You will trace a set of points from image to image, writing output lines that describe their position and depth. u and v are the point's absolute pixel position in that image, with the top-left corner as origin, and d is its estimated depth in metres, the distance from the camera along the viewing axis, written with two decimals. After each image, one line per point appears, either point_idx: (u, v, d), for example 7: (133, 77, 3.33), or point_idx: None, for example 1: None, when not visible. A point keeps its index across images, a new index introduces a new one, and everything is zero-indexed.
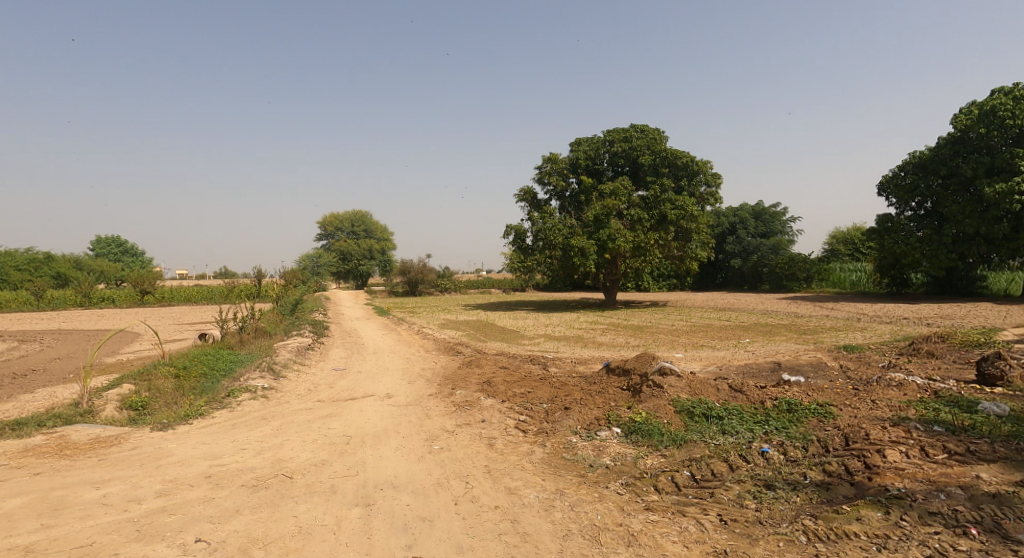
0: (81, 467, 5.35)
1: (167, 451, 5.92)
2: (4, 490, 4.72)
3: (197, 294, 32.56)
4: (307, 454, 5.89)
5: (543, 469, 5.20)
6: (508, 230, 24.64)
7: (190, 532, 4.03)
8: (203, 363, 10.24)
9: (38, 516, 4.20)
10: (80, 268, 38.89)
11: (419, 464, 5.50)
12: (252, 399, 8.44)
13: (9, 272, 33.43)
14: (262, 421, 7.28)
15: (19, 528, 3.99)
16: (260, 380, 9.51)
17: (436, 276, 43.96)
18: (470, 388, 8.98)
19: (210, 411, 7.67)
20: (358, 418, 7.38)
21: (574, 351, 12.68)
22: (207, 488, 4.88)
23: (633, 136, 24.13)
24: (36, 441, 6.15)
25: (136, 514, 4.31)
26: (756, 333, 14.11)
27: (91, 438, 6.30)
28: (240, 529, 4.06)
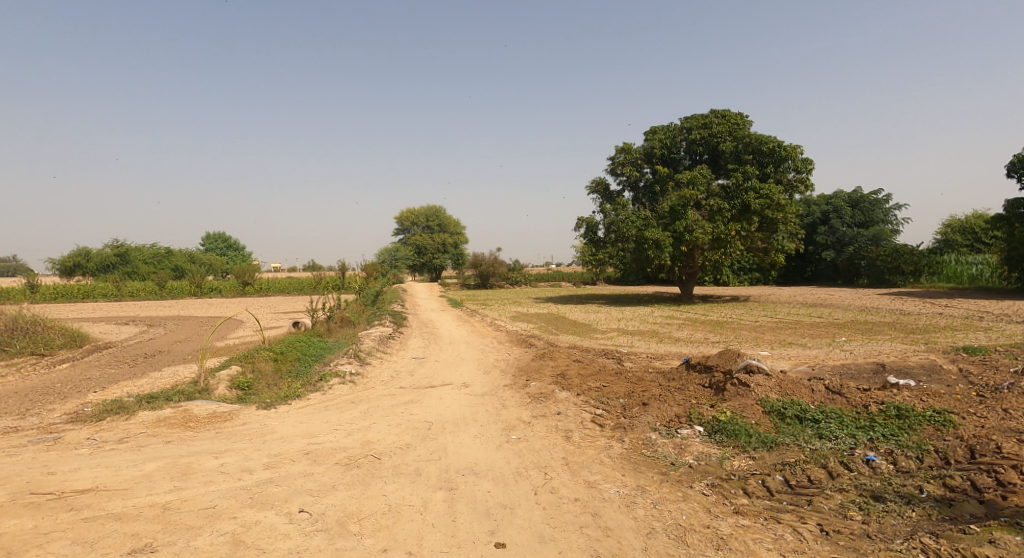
0: (202, 438, 6.03)
1: (271, 428, 6.50)
2: (142, 455, 5.40)
3: (291, 285, 35.30)
4: (393, 437, 6.21)
5: (622, 464, 5.12)
6: (579, 223, 24.35)
7: (294, 502, 4.40)
8: (298, 348, 11.13)
9: (170, 479, 4.79)
10: (193, 262, 43.43)
11: (497, 452, 5.62)
12: (341, 383, 9.04)
13: (138, 265, 38.16)
14: (351, 404, 7.78)
15: (156, 488, 4.57)
16: (348, 366, 10.17)
17: (507, 269, 44.62)
18: (544, 380, 9.03)
19: (305, 393, 8.33)
20: (437, 405, 7.66)
21: (649, 346, 12.32)
22: (307, 464, 5.30)
23: (713, 122, 22.94)
24: (166, 413, 7.01)
25: (249, 483, 4.77)
26: (854, 331, 12.99)
27: (208, 413, 7.05)
28: (336, 504, 4.38)
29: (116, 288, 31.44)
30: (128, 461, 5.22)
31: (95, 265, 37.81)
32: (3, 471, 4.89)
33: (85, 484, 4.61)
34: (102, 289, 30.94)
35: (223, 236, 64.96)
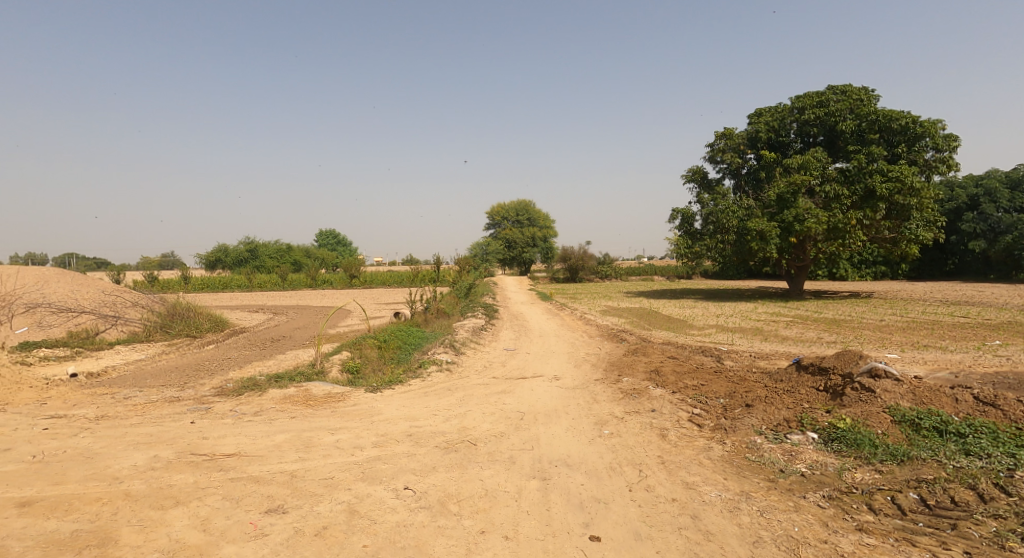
0: (320, 415, 6.70)
1: (377, 409, 7.04)
2: (273, 427, 6.12)
3: (392, 278, 37.71)
4: (487, 425, 6.43)
5: (724, 467, 4.86)
6: (674, 214, 23.31)
7: (400, 479, 4.74)
8: (399, 337, 11.91)
9: (295, 450, 5.38)
10: (309, 256, 47.95)
11: (590, 446, 5.60)
12: (438, 371, 9.55)
13: (265, 260, 43.03)
14: (448, 391, 8.18)
15: (285, 457, 5.17)
16: (445, 355, 10.70)
17: (596, 263, 43.98)
18: (637, 376, 8.80)
19: (406, 378, 8.91)
20: (529, 396, 7.79)
21: (753, 344, 11.48)
22: (410, 445, 5.67)
23: (831, 99, 20.72)
24: (290, 391, 7.88)
25: (360, 459, 5.22)
26: (1011, 334, 11.07)
27: (324, 393, 7.80)
28: (437, 484, 4.64)
29: (248, 280, 35.77)
30: (262, 431, 5.95)
31: (232, 259, 43.19)
32: (169, 434, 5.80)
33: (230, 449, 5.33)
34: (237, 281, 35.33)
35: (334, 233, 71.09)
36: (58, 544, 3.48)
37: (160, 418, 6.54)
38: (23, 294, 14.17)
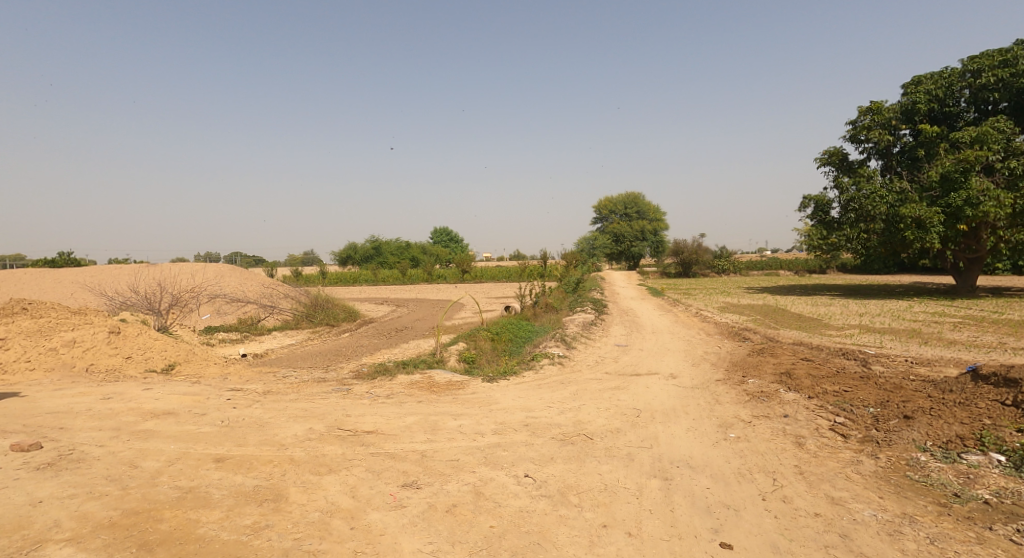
0: (443, 401, 7.15)
1: (494, 398, 7.34)
2: (403, 409, 6.68)
3: (501, 273, 38.89)
4: (603, 420, 6.38)
5: (879, 485, 4.31)
6: (806, 201, 21.02)
7: (520, 467, 4.89)
8: (512, 330, 12.26)
9: (424, 432, 5.81)
10: (425, 253, 51.14)
11: (715, 449, 5.30)
12: (551, 364, 9.68)
13: (387, 257, 46.81)
14: (561, 384, 8.25)
15: (415, 437, 5.60)
16: (556, 348, 10.80)
17: (712, 257, 41.26)
18: (765, 378, 8.12)
19: (520, 370, 9.16)
20: (644, 394, 7.57)
21: (909, 348, 9.97)
22: (528, 435, 5.82)
23: (1018, 57, 17.17)
24: (416, 378, 8.52)
25: (482, 444, 5.48)
26: None
27: (446, 381, 8.32)
28: (557, 474, 4.72)
29: (374, 275, 39.20)
30: (394, 413, 6.52)
31: (360, 256, 47.60)
32: (319, 410, 6.60)
33: (369, 427, 5.91)
34: (365, 276, 38.94)
35: (447, 230, 75.07)
36: (244, 495, 4.15)
37: (311, 395, 7.47)
38: (205, 286, 17.02)
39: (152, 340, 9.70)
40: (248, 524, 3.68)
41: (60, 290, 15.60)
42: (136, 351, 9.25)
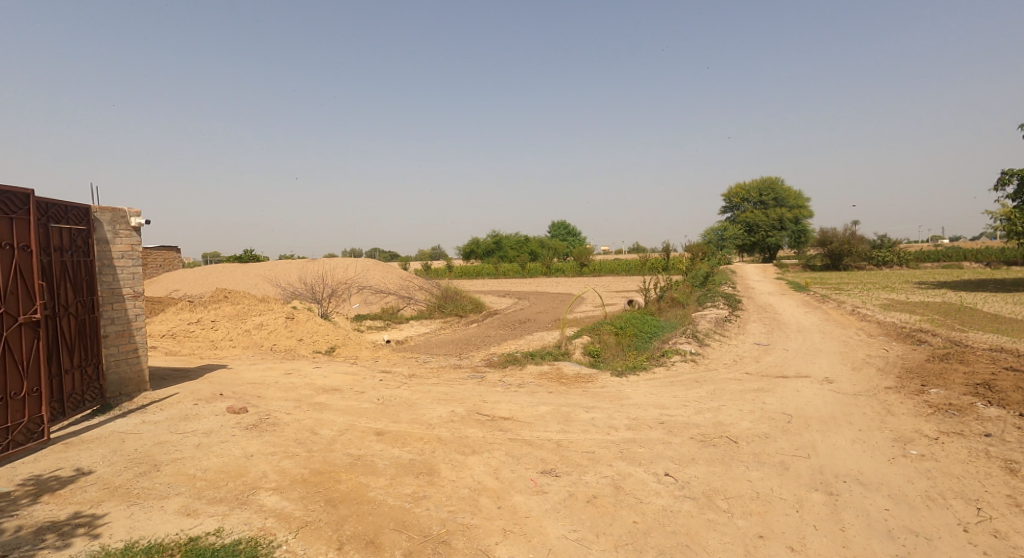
0: (574, 393, 7.20)
1: (625, 393, 7.20)
2: (535, 399, 6.86)
3: (620, 266, 37.92)
4: (747, 423, 5.92)
5: None
6: (1005, 178, 17.31)
7: (660, 465, 4.74)
8: (638, 324, 11.92)
9: (557, 422, 5.90)
10: (543, 246, 51.73)
11: (891, 466, 4.62)
12: (683, 361, 9.22)
13: (507, 251, 48.32)
14: (696, 383, 7.82)
15: (550, 427, 5.72)
16: (688, 345, 10.26)
17: (869, 247, 35.95)
18: (953, 389, 6.88)
19: (651, 366, 8.87)
20: (795, 398, 6.86)
21: None
22: (664, 432, 5.62)
23: None
24: (545, 369, 8.70)
25: (617, 438, 5.41)
26: None
27: (574, 373, 8.37)
28: (700, 476, 4.49)
29: (495, 269, 40.77)
30: (527, 402, 6.72)
31: (482, 250, 49.70)
32: (458, 394, 7.06)
33: (505, 413, 6.18)
34: (487, 269, 40.65)
35: (564, 224, 75.17)
36: (402, 467, 4.60)
37: (450, 381, 8.03)
38: (354, 279, 19.13)
39: (317, 325, 11.18)
40: (409, 493, 4.08)
41: (246, 281, 18.68)
42: (305, 334, 10.74)
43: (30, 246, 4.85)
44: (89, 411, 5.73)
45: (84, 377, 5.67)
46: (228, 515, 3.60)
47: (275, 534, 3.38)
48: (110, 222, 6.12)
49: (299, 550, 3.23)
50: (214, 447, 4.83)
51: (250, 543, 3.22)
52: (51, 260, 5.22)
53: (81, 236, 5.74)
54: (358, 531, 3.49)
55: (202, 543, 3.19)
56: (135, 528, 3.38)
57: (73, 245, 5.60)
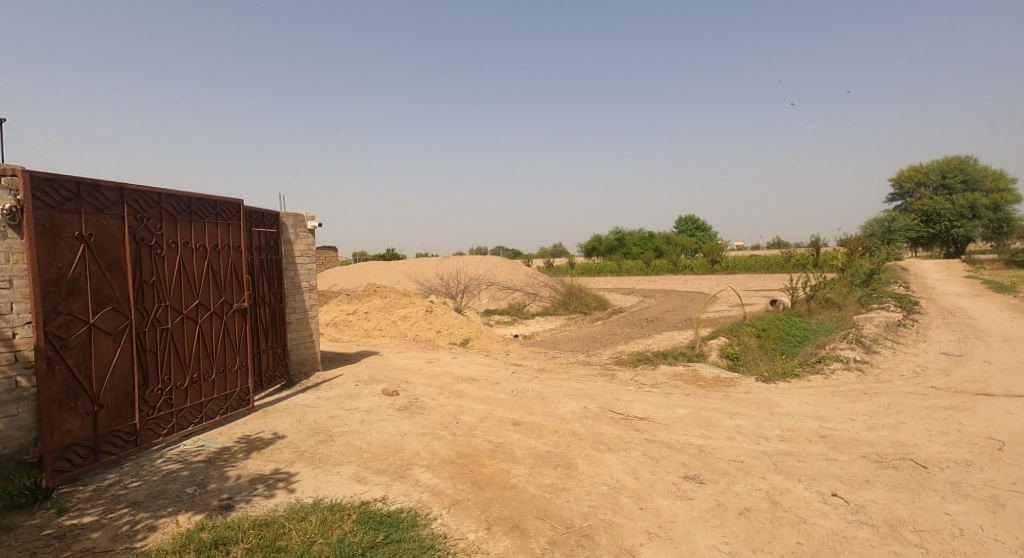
0: (714, 397, 6.72)
1: (776, 401, 6.53)
2: (672, 400, 6.55)
3: (758, 263, 34.57)
4: (939, 446, 4.98)
5: None
6: None
7: (825, 483, 4.21)
8: (785, 326, 10.73)
9: (698, 426, 5.56)
10: (670, 242, 49.19)
11: None
12: (845, 369, 8.08)
13: (630, 247, 46.86)
14: (863, 394, 6.81)
15: (690, 431, 5.41)
16: (850, 351, 8.97)
17: None
18: None
19: (804, 373, 7.92)
20: (1005, 422, 5.62)
21: None
22: (828, 448, 4.98)
23: None
24: (680, 370, 8.26)
25: (769, 449, 4.93)
26: None
27: (713, 376, 7.82)
28: (879, 502, 3.89)
29: (619, 266, 39.79)
30: (663, 403, 6.44)
31: (605, 247, 48.79)
32: (590, 391, 7.02)
33: (640, 413, 5.98)
34: (610, 266, 39.88)
35: (693, 218, 70.64)
36: (540, 457, 4.69)
37: (580, 377, 8.01)
38: (483, 276, 20.06)
39: (453, 318, 11.93)
40: (548, 483, 4.14)
41: (390, 278, 20.65)
42: (443, 326, 11.54)
43: (239, 246, 5.91)
44: (279, 385, 6.81)
45: (275, 356, 6.76)
46: (390, 486, 4.01)
47: (430, 508, 3.67)
48: (292, 226, 7.17)
49: (452, 525, 3.47)
50: (374, 424, 5.41)
51: (411, 513, 3.54)
52: (253, 258, 6.29)
53: (273, 237, 6.82)
54: (503, 514, 3.64)
55: (371, 508, 3.58)
56: (319, 488, 3.92)
57: (267, 245, 6.69)
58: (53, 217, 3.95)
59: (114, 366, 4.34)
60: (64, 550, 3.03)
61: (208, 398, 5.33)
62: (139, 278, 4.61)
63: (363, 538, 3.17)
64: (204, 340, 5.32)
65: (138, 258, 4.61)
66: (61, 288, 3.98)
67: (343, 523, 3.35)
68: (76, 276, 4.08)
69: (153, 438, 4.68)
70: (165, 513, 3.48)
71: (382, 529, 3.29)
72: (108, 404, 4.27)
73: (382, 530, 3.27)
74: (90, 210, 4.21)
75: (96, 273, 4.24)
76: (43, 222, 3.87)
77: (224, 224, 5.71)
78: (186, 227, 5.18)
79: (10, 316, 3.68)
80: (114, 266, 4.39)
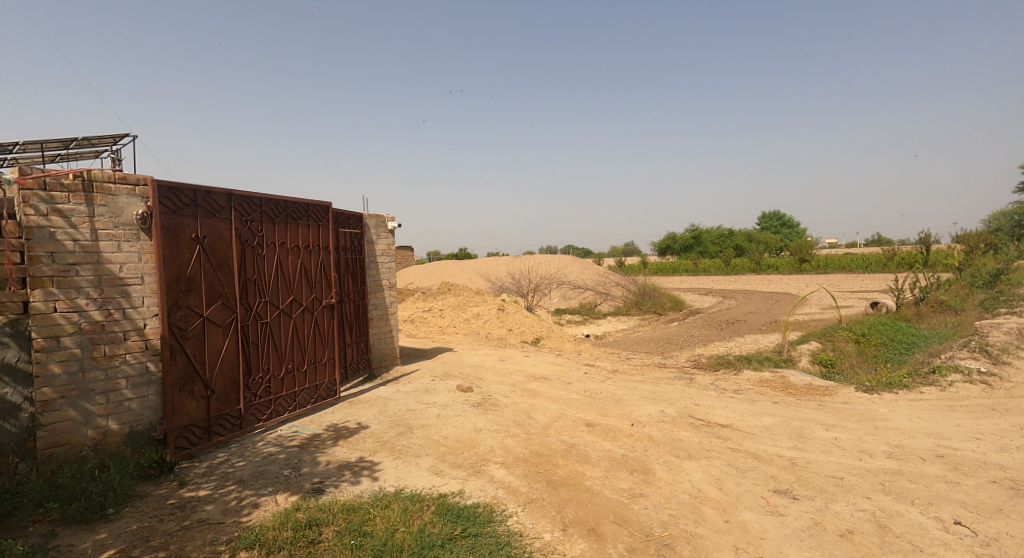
0: (807, 407, 6.21)
1: (880, 414, 5.91)
2: (758, 408, 6.14)
3: (854, 262, 31.58)
4: None
5: None
6: None
7: (944, 509, 3.75)
8: (889, 331, 9.69)
9: (790, 437, 5.16)
10: (752, 240, 46.25)
11: None
12: (966, 381, 7.15)
13: (708, 245, 44.64)
14: (990, 411, 5.98)
15: (780, 442, 5.03)
16: (971, 361, 7.93)
17: None
18: None
19: (914, 384, 7.10)
20: None
21: None
22: (946, 469, 4.43)
23: None
24: (766, 376, 7.73)
25: (874, 467, 4.47)
26: None
27: (805, 384, 7.23)
28: (1013, 535, 3.40)
29: (695, 266, 38.05)
30: (748, 410, 6.05)
31: (680, 246, 46.80)
32: (667, 395, 6.76)
33: (723, 420, 5.66)
34: (685, 266, 38.22)
35: (778, 214, 65.95)
36: (616, 461, 4.58)
37: (656, 380, 7.73)
38: (554, 275, 19.98)
39: (524, 316, 11.99)
40: (625, 488, 4.03)
41: (463, 276, 21.15)
42: (514, 324, 11.63)
43: (328, 246, 6.30)
44: (362, 377, 7.20)
45: (359, 350, 7.15)
46: (466, 480, 4.09)
47: (506, 505, 3.70)
48: (375, 227, 7.55)
49: (528, 523, 3.47)
50: (450, 419, 5.56)
51: (487, 508, 3.59)
52: (339, 257, 6.70)
53: (357, 238, 7.21)
54: (579, 516, 3.59)
55: (449, 501, 3.68)
56: (400, 478, 4.08)
57: (352, 245, 7.08)
58: (175, 221, 4.43)
59: (223, 355, 4.79)
60: (184, 518, 3.39)
61: (300, 387, 5.74)
62: (244, 276, 5.06)
63: (442, 529, 3.26)
64: (297, 334, 5.73)
65: (243, 257, 5.06)
66: (181, 284, 4.46)
67: (423, 513, 3.46)
68: (193, 274, 4.55)
69: (254, 422, 5.12)
70: (266, 492, 3.78)
71: (460, 522, 3.36)
72: (219, 390, 4.72)
73: (460, 523, 3.34)
74: (204, 214, 4.67)
75: (209, 271, 4.71)
76: (167, 225, 4.35)
77: (315, 226, 6.12)
78: (283, 229, 5.60)
79: (141, 309, 4.18)
80: (223, 265, 4.84)
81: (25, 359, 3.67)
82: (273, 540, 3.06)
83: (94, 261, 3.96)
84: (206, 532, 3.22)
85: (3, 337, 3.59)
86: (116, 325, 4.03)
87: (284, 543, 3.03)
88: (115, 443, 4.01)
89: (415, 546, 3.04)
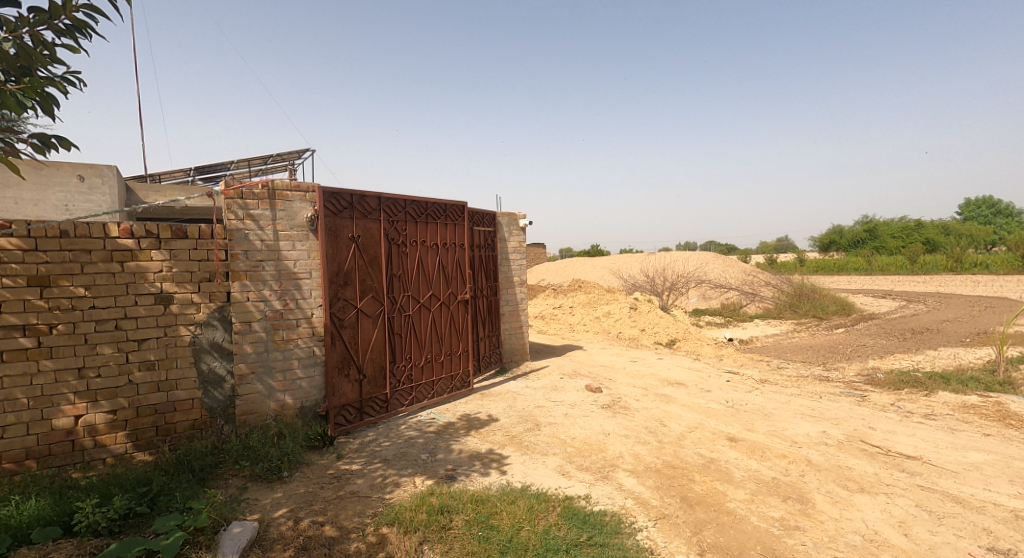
0: None
1: None
2: (960, 440, 4.96)
3: None
4: None
5: None
6: None
7: None
8: None
9: (1011, 481, 4.07)
10: (949, 233, 38.07)
11: None
12: None
13: (886, 240, 37.89)
14: None
15: (997, 487, 3.99)
16: None
17: None
18: None
19: None
20: None
21: None
22: None
23: None
24: (973, 400, 6.24)
25: None
26: None
27: None
28: None
29: (868, 265, 32.65)
30: (948, 441, 4.93)
31: (848, 241, 40.49)
32: (832, 413, 5.81)
33: (909, 450, 4.70)
34: (854, 265, 33.02)
35: (990, 200, 53.57)
36: (765, 483, 4.04)
37: (816, 394, 6.73)
38: (693, 273, 18.66)
39: (658, 316, 11.34)
40: (777, 517, 3.53)
41: (594, 273, 20.84)
42: (648, 324, 11.06)
43: (464, 244, 6.61)
44: (493, 370, 7.46)
45: (491, 343, 7.41)
46: (594, 485, 3.95)
47: (635, 517, 3.48)
48: (507, 225, 7.74)
49: (659, 541, 3.22)
50: (578, 419, 5.45)
51: (615, 518, 3.41)
52: (474, 255, 6.98)
53: (490, 235, 7.44)
54: (719, 542, 3.23)
55: (575, 504, 3.58)
56: (527, 475, 4.09)
57: (486, 242, 7.34)
58: (336, 222, 4.99)
59: (373, 343, 5.29)
60: (340, 489, 3.79)
61: (438, 376, 6.13)
62: (390, 272, 5.53)
63: (567, 534, 3.17)
64: (435, 326, 6.11)
65: (390, 255, 5.52)
66: (340, 278, 5.01)
67: (548, 515, 3.40)
68: (349, 269, 5.10)
69: (399, 405, 5.58)
70: (407, 473, 4.08)
71: (586, 528, 3.24)
72: (369, 374, 5.24)
73: (585, 530, 3.23)
74: (358, 215, 5.20)
75: (362, 267, 5.23)
76: (329, 226, 4.92)
77: (452, 225, 6.45)
78: (424, 228, 6.01)
79: (310, 300, 4.79)
80: (374, 261, 5.34)
81: (228, 339, 4.40)
82: (409, 520, 3.26)
83: (276, 258, 4.62)
84: (356, 504, 3.56)
85: (213, 321, 4.34)
86: (291, 314, 4.67)
87: (420, 525, 3.21)
88: (290, 415, 4.65)
89: (540, 548, 3.01)
